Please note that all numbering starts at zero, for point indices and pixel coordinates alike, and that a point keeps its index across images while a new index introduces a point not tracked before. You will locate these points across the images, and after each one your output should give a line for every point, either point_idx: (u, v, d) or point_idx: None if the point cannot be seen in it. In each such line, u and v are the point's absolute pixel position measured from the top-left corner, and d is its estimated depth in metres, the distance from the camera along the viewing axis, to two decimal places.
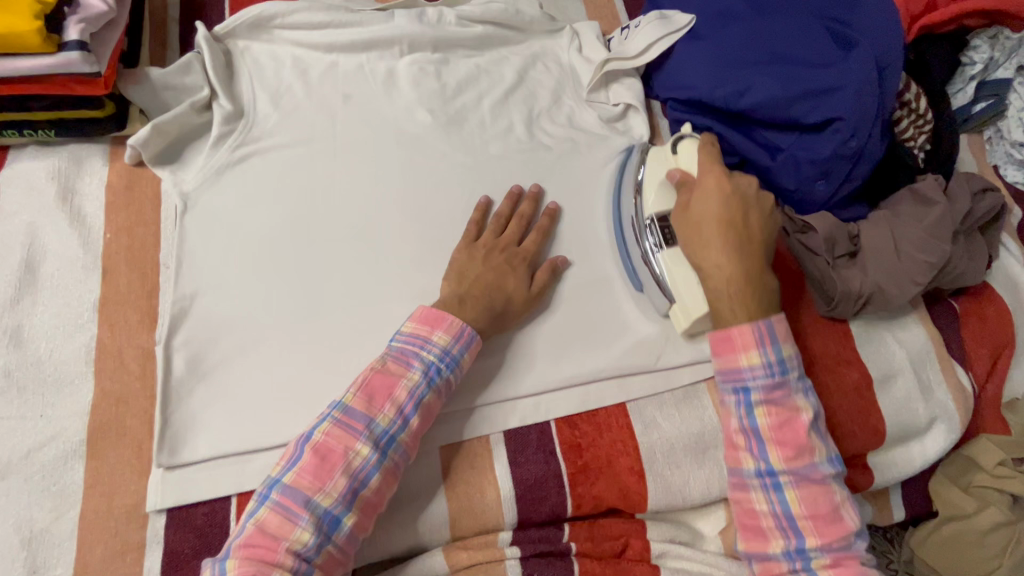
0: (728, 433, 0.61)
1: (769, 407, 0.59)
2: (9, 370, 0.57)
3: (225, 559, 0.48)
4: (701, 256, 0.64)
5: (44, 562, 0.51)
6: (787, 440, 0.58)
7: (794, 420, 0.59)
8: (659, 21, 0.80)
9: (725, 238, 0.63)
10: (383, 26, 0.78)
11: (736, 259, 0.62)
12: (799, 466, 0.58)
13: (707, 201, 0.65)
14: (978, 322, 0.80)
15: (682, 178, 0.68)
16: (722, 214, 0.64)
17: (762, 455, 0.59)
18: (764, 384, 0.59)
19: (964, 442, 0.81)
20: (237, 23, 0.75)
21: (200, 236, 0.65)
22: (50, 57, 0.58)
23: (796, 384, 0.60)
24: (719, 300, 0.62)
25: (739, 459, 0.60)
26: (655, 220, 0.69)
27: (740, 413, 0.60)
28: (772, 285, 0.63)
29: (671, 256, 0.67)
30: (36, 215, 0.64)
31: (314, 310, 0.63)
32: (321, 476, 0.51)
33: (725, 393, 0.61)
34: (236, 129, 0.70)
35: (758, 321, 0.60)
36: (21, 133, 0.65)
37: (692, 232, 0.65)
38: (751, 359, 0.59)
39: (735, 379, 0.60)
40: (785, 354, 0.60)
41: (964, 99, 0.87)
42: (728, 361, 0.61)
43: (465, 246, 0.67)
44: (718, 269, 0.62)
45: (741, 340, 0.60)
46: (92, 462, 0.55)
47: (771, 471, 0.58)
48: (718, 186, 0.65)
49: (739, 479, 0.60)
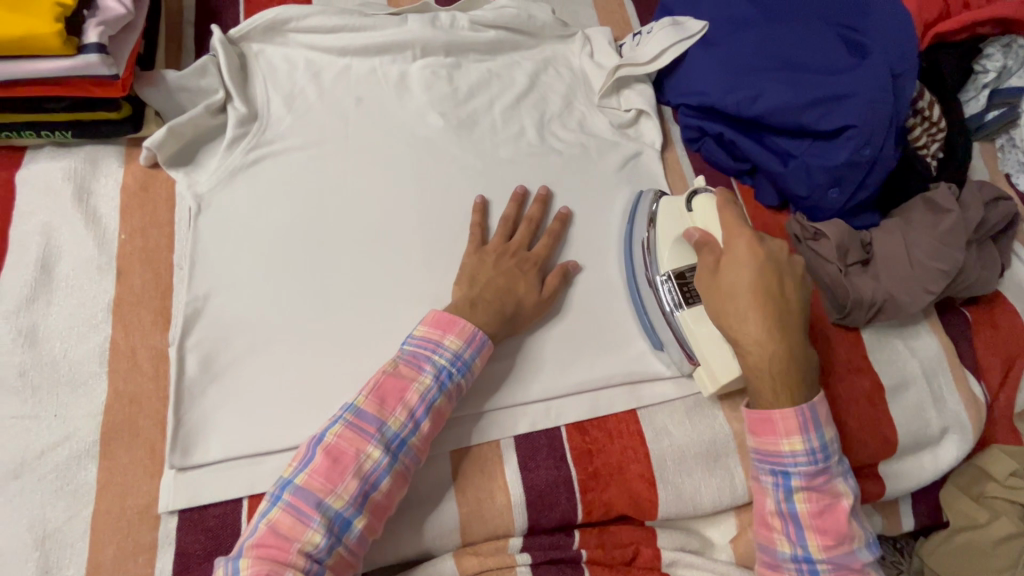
0: (763, 514, 0.60)
1: (809, 493, 0.58)
2: (24, 369, 0.57)
3: (237, 559, 0.47)
4: (736, 327, 0.61)
5: (57, 561, 0.51)
6: (827, 526, 0.58)
7: (834, 506, 0.58)
8: (671, 26, 0.80)
9: (761, 310, 0.60)
10: (395, 30, 0.78)
11: (774, 335, 0.59)
12: (837, 555, 0.57)
13: (739, 269, 0.62)
14: (990, 330, 0.80)
15: (703, 237, 0.65)
16: (756, 284, 0.61)
17: (800, 541, 0.58)
18: (806, 470, 0.58)
19: (977, 452, 0.80)
20: (253, 26, 0.75)
21: (214, 238, 0.65)
22: (69, 58, 0.58)
23: (835, 469, 0.59)
24: (757, 375, 0.60)
25: (773, 540, 0.60)
26: (672, 277, 0.67)
27: (779, 496, 0.59)
28: (809, 356, 0.61)
29: (693, 315, 0.65)
30: (52, 215, 0.64)
31: (326, 312, 0.64)
32: (333, 478, 0.51)
33: (762, 473, 0.60)
34: (250, 131, 0.71)
35: (801, 403, 0.58)
36: (38, 134, 0.66)
37: (725, 301, 0.61)
38: (794, 445, 0.58)
39: (776, 462, 0.59)
40: (825, 439, 0.59)
41: (976, 107, 0.86)
42: (768, 444, 0.59)
43: (474, 249, 0.67)
44: (756, 343, 0.59)
45: (784, 425, 0.58)
46: (105, 462, 0.55)
47: (809, 557, 0.58)
48: (749, 253, 0.62)
49: (771, 560, 0.59)
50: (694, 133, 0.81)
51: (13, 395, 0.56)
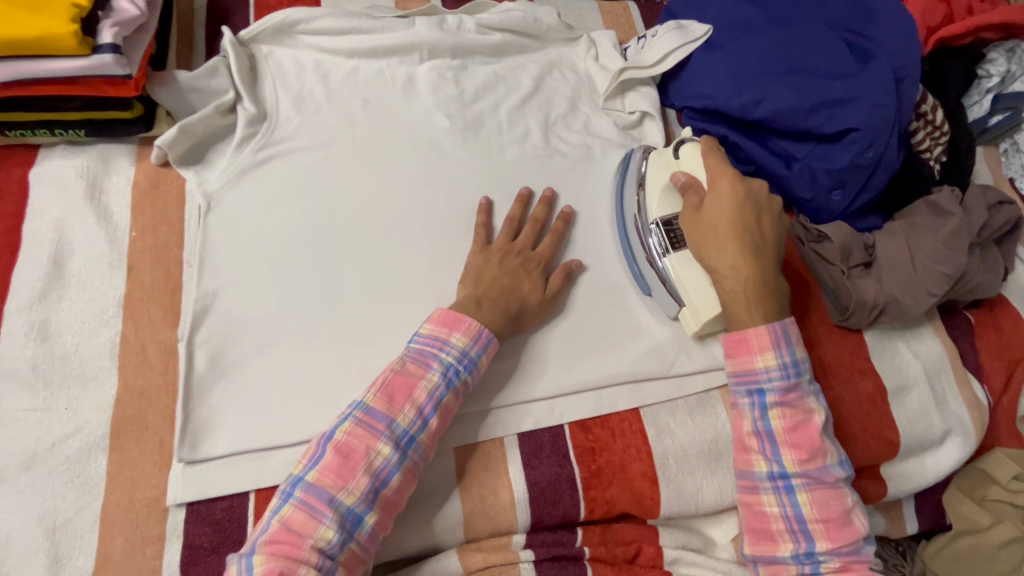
0: (741, 436, 0.62)
1: (783, 409, 0.61)
2: (36, 363, 0.58)
3: (252, 556, 0.48)
4: (714, 256, 0.65)
5: (66, 552, 0.52)
6: (801, 441, 0.60)
7: (807, 421, 0.60)
8: (676, 30, 0.81)
9: (740, 242, 0.64)
10: (403, 32, 0.79)
11: (751, 262, 0.63)
12: (811, 469, 0.59)
13: (720, 205, 0.66)
14: (994, 334, 0.80)
15: (689, 181, 0.69)
16: (736, 218, 0.65)
17: (775, 457, 0.60)
18: (780, 387, 0.61)
19: (980, 455, 0.80)
20: (262, 28, 0.76)
21: (223, 235, 0.66)
22: (84, 58, 0.59)
23: (808, 386, 0.62)
24: (733, 302, 0.64)
25: (751, 462, 0.62)
26: (660, 224, 0.69)
27: (755, 415, 0.61)
28: (782, 287, 0.65)
29: (678, 260, 0.67)
30: (64, 212, 0.66)
31: (333, 309, 0.64)
32: (344, 474, 0.51)
33: (739, 394, 0.63)
34: (259, 131, 0.72)
35: (774, 322, 0.62)
36: (53, 133, 0.67)
37: (706, 234, 0.66)
38: (767, 360, 0.61)
39: (750, 380, 0.62)
40: (798, 356, 0.62)
41: (980, 111, 0.87)
42: (743, 362, 0.62)
43: (478, 249, 0.68)
44: (734, 270, 0.63)
45: (757, 341, 0.62)
46: (115, 455, 0.56)
47: (784, 473, 0.60)
48: (730, 188, 0.66)
49: (749, 483, 0.61)
50: (698, 136, 0.81)
51: (25, 388, 0.57)
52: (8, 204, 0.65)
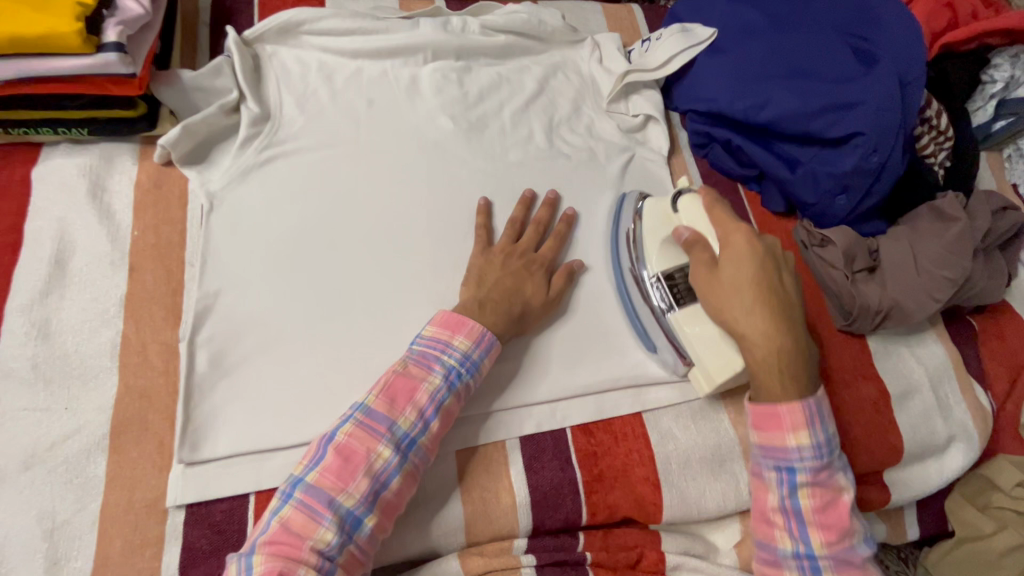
0: (765, 510, 0.58)
1: (814, 489, 0.57)
2: (37, 362, 0.58)
3: (250, 556, 0.48)
4: (742, 322, 0.59)
5: (65, 554, 0.52)
6: (831, 523, 0.56)
7: (836, 500, 0.57)
8: (681, 33, 0.80)
9: (767, 305, 0.59)
10: (407, 33, 0.79)
11: (782, 329, 0.58)
12: (839, 549, 0.56)
13: (740, 262, 0.60)
14: (997, 340, 0.80)
15: (694, 236, 0.63)
16: (759, 278, 0.60)
17: (802, 536, 0.56)
18: (810, 465, 0.57)
19: (983, 462, 0.80)
20: (267, 28, 0.76)
21: (225, 235, 0.66)
22: (88, 57, 0.59)
23: (837, 464, 0.58)
24: (766, 373, 0.58)
25: (772, 537, 0.58)
26: (662, 279, 0.65)
27: (782, 491, 0.57)
28: (810, 351, 0.61)
29: (684, 316, 0.63)
30: (66, 211, 0.65)
31: (335, 310, 0.64)
32: (344, 476, 0.51)
33: (765, 468, 0.58)
34: (262, 131, 0.72)
35: (807, 399, 0.57)
36: (56, 131, 0.67)
37: (728, 300, 0.60)
38: (800, 439, 0.57)
39: (780, 455, 0.57)
40: (828, 434, 0.58)
41: (985, 116, 0.86)
42: (771, 437, 0.58)
43: (481, 251, 0.68)
44: (764, 338, 0.58)
45: (790, 418, 0.57)
46: (115, 455, 0.56)
47: (811, 554, 0.56)
48: (749, 245, 0.61)
49: (770, 557, 0.58)
50: (702, 140, 0.82)
51: (26, 388, 0.57)
52: (10, 202, 0.65)
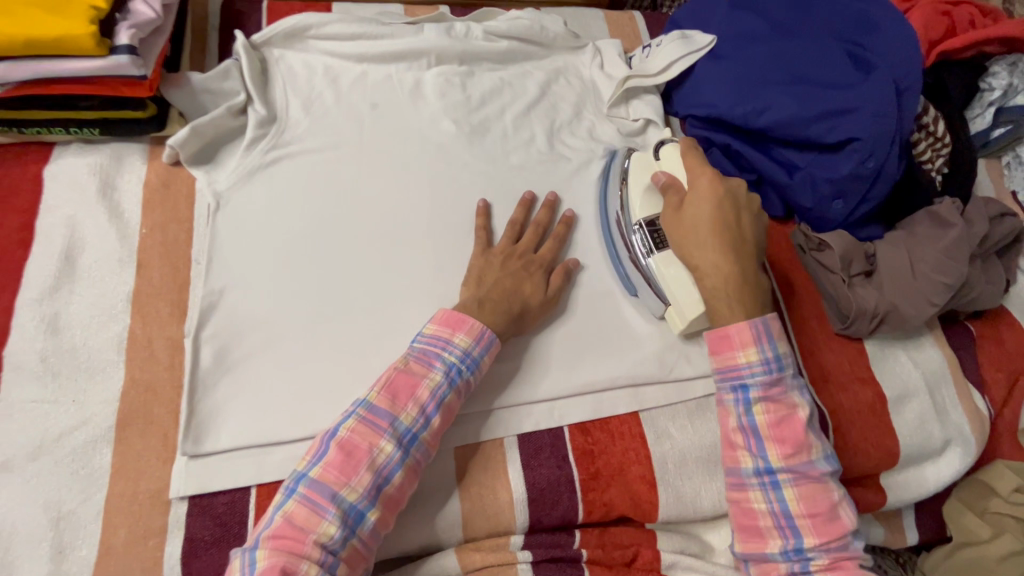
0: (727, 432, 0.62)
1: (768, 404, 0.60)
2: (45, 356, 0.59)
3: (255, 550, 0.49)
4: (696, 255, 0.65)
5: (70, 543, 0.53)
6: (786, 437, 0.59)
7: (791, 417, 0.60)
8: (680, 40, 0.82)
9: (720, 240, 0.64)
10: (412, 38, 0.81)
11: (731, 259, 0.63)
12: (796, 462, 0.59)
13: (701, 203, 0.66)
14: (995, 346, 0.81)
15: (669, 180, 0.69)
16: (716, 215, 0.65)
17: (761, 453, 0.60)
18: (762, 382, 0.61)
19: (981, 467, 0.80)
20: (274, 32, 0.78)
21: (231, 234, 0.67)
22: (101, 59, 0.61)
23: (791, 382, 0.62)
24: (716, 300, 0.64)
25: (737, 458, 0.61)
26: (644, 225, 0.70)
27: (739, 411, 0.61)
28: (763, 284, 0.65)
29: (663, 259, 0.68)
30: (76, 208, 0.67)
31: (338, 308, 0.65)
32: (347, 471, 0.52)
33: (723, 391, 0.63)
34: (269, 133, 0.73)
35: (755, 319, 0.62)
36: (67, 130, 0.68)
37: (687, 233, 0.65)
38: (749, 356, 0.61)
39: (734, 376, 0.62)
40: (781, 353, 0.62)
41: (983, 124, 0.87)
42: (726, 359, 0.62)
43: (480, 251, 0.69)
44: (714, 267, 0.63)
45: (739, 338, 0.62)
46: (120, 447, 0.57)
47: (770, 469, 0.59)
48: (710, 188, 0.66)
49: (737, 480, 0.61)
50: (701, 144, 0.83)
51: (34, 380, 0.58)
52: (23, 199, 0.67)
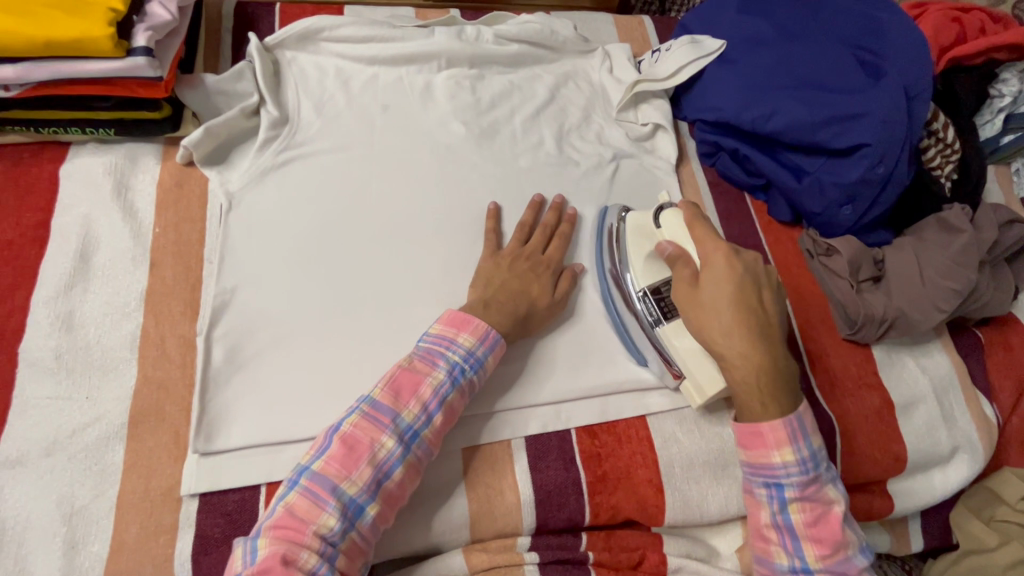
0: (759, 527, 0.58)
1: (804, 503, 0.57)
2: (61, 352, 0.60)
3: (256, 539, 0.49)
4: (720, 343, 0.59)
5: (83, 538, 0.53)
6: (823, 536, 0.57)
7: (827, 514, 0.57)
8: (690, 45, 0.82)
9: (744, 326, 0.58)
10: (423, 41, 0.81)
11: (760, 347, 0.58)
12: (834, 562, 0.56)
13: (719, 286, 0.60)
14: (1003, 353, 0.81)
15: (677, 251, 0.63)
16: (737, 298, 0.59)
17: (797, 552, 0.57)
18: (799, 480, 0.57)
19: (988, 474, 0.80)
20: (287, 34, 0.79)
21: (243, 234, 0.68)
22: (118, 60, 0.62)
23: (826, 475, 0.58)
24: (746, 392, 0.58)
25: (770, 552, 0.59)
26: (649, 293, 0.66)
27: (774, 508, 0.57)
28: (792, 365, 0.60)
29: (672, 329, 0.64)
30: (91, 207, 0.68)
31: (348, 308, 0.66)
32: (348, 464, 0.52)
33: (755, 485, 0.59)
34: (281, 134, 0.74)
35: (789, 415, 0.57)
36: (83, 130, 0.69)
37: (707, 318, 0.59)
38: (785, 455, 0.57)
39: (768, 473, 0.57)
40: (814, 446, 0.58)
41: (992, 130, 0.87)
42: (758, 455, 0.58)
43: (491, 253, 0.69)
44: (742, 358, 0.58)
45: (774, 435, 0.57)
46: (132, 444, 0.58)
47: (806, 568, 0.57)
48: (725, 268, 0.60)
49: (769, 572, 0.58)
50: (709, 148, 0.84)
51: (49, 376, 0.59)
52: (39, 198, 0.67)
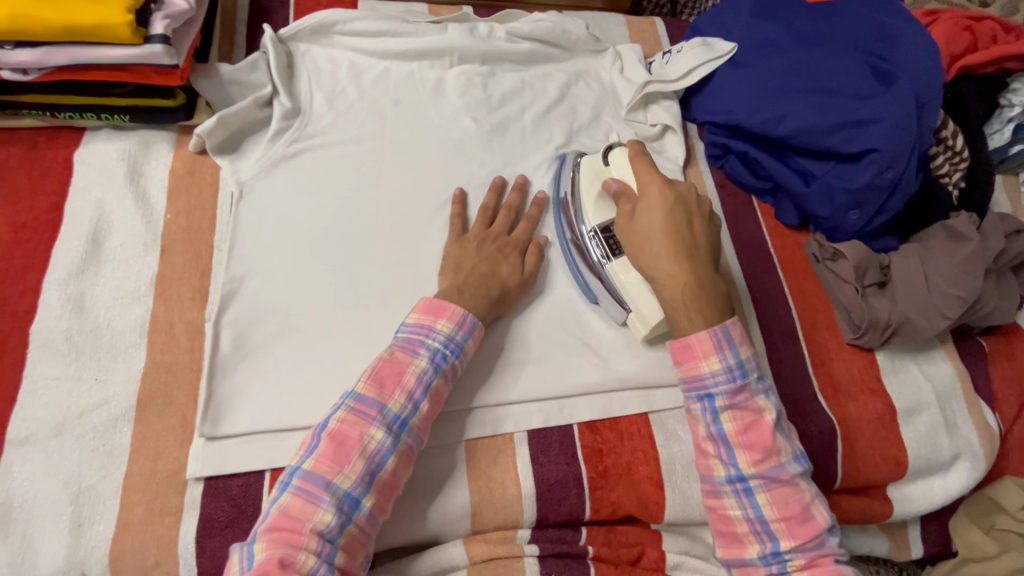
0: (697, 441, 0.59)
1: (734, 411, 0.57)
2: (71, 334, 0.61)
3: (253, 544, 0.49)
4: (651, 265, 0.60)
5: (89, 517, 0.54)
6: (754, 442, 0.56)
7: (758, 421, 0.57)
8: (702, 47, 0.83)
9: (674, 248, 0.60)
10: (436, 37, 0.82)
11: (688, 268, 0.59)
12: (768, 468, 0.56)
13: (652, 210, 0.61)
14: (1007, 362, 0.81)
15: (620, 187, 0.65)
16: (668, 223, 0.60)
17: (731, 460, 0.57)
18: (727, 388, 0.57)
19: (989, 483, 0.80)
20: (302, 27, 0.79)
21: (253, 222, 0.68)
22: (136, 47, 0.62)
23: (757, 386, 0.58)
24: (676, 311, 0.59)
25: (710, 466, 0.58)
26: (598, 231, 0.69)
27: (706, 420, 0.58)
28: (723, 287, 0.61)
29: (620, 265, 0.67)
30: (104, 192, 0.68)
31: (354, 299, 0.66)
32: (340, 459, 0.52)
33: (689, 400, 0.59)
34: (293, 125, 0.74)
35: (715, 326, 0.58)
36: (98, 116, 0.70)
37: (640, 243, 0.61)
38: (712, 364, 0.57)
39: (698, 386, 0.58)
40: (745, 353, 0.58)
41: (1001, 140, 0.87)
42: (689, 369, 0.58)
43: (455, 238, 0.69)
44: (672, 277, 0.59)
45: (701, 346, 0.57)
46: (140, 427, 0.58)
47: (741, 476, 0.56)
48: (655, 197, 0.62)
49: (711, 487, 0.58)
50: (719, 151, 0.84)
51: (59, 357, 0.60)
52: (53, 182, 0.68)
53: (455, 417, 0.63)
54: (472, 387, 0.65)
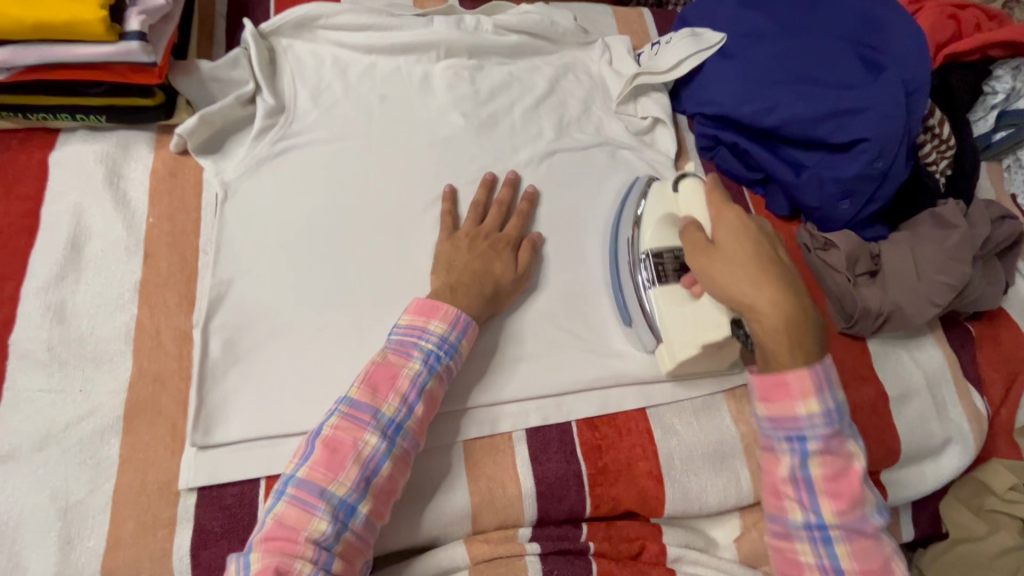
0: (775, 481, 0.57)
1: (825, 456, 0.55)
2: (52, 344, 0.59)
3: (248, 554, 0.48)
4: (750, 295, 0.57)
5: (78, 533, 0.52)
6: (843, 491, 0.54)
7: (848, 469, 0.55)
8: (690, 37, 0.82)
9: (770, 276, 0.57)
10: (421, 30, 0.80)
11: (789, 297, 0.56)
12: (852, 520, 0.54)
13: (738, 237, 0.60)
14: (994, 346, 0.82)
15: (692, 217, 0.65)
16: (758, 251, 0.59)
17: (813, 507, 0.55)
18: (822, 432, 0.55)
19: (976, 466, 0.81)
20: (284, 21, 0.77)
21: (240, 224, 0.67)
22: (111, 45, 0.60)
23: (848, 431, 0.56)
24: (777, 345, 0.56)
25: (784, 508, 0.57)
26: (651, 256, 0.69)
27: (793, 462, 0.55)
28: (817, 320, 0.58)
29: (664, 294, 0.67)
30: (82, 196, 0.66)
31: (344, 302, 0.65)
32: (334, 467, 0.51)
33: (776, 439, 0.57)
34: (277, 123, 0.73)
35: (813, 364, 0.55)
36: (73, 117, 0.67)
37: (732, 272, 0.59)
38: (809, 406, 0.55)
39: (789, 425, 0.55)
40: (837, 394, 0.56)
41: (985, 127, 0.89)
42: (780, 406, 0.56)
43: (446, 236, 0.68)
44: (772, 308, 0.56)
45: (798, 385, 0.55)
46: (128, 438, 0.57)
47: (822, 524, 0.55)
48: (730, 231, 0.61)
49: (781, 528, 0.57)
50: (709, 142, 0.84)
51: (41, 369, 0.58)
52: (28, 186, 0.66)
53: (451, 417, 0.63)
54: (469, 387, 0.64)
